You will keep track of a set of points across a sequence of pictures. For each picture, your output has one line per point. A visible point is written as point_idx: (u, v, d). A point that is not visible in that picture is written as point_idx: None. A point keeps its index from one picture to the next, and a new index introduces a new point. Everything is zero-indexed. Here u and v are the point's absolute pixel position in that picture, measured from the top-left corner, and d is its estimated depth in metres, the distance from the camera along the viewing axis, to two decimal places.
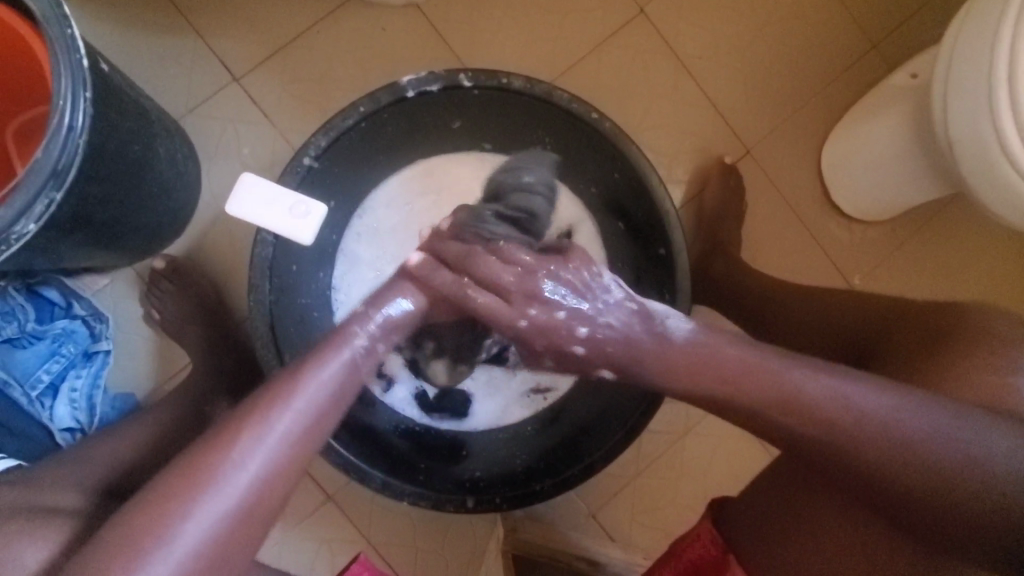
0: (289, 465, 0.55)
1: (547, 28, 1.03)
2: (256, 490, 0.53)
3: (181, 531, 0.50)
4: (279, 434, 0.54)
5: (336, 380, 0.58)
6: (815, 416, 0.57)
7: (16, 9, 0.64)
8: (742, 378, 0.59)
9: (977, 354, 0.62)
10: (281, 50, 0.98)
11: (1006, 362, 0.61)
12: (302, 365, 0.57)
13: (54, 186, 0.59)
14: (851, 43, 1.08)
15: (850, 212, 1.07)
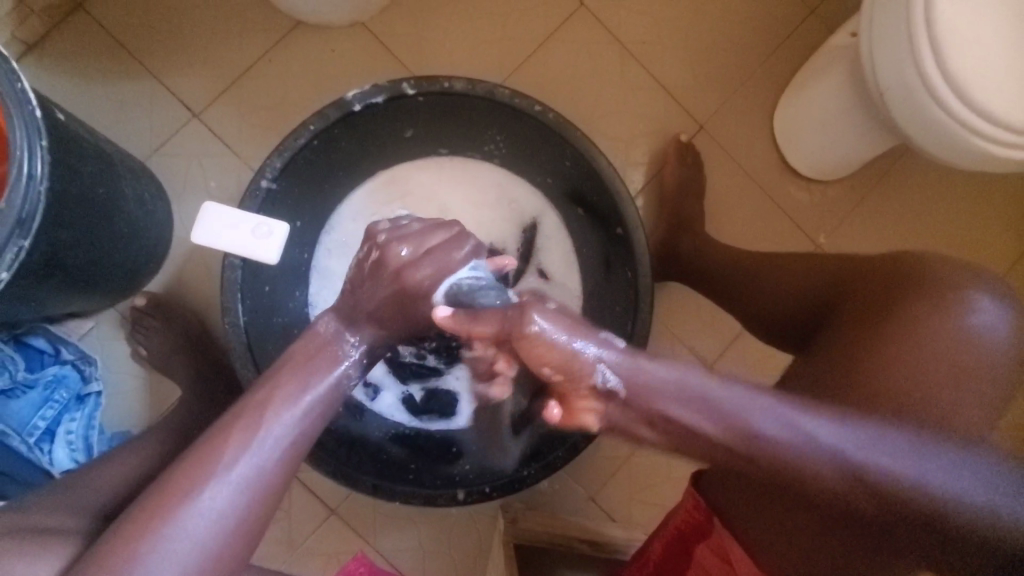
0: (273, 481, 0.55)
1: (491, 30, 1.06)
2: (241, 503, 0.53)
3: (167, 551, 0.50)
4: (261, 455, 0.54)
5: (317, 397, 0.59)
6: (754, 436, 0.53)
7: None
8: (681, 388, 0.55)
9: (931, 296, 0.60)
10: (236, 81, 1.01)
11: (957, 308, 0.59)
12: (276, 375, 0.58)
13: (21, 235, 0.62)
14: (789, 10, 1.11)
15: (809, 173, 1.09)
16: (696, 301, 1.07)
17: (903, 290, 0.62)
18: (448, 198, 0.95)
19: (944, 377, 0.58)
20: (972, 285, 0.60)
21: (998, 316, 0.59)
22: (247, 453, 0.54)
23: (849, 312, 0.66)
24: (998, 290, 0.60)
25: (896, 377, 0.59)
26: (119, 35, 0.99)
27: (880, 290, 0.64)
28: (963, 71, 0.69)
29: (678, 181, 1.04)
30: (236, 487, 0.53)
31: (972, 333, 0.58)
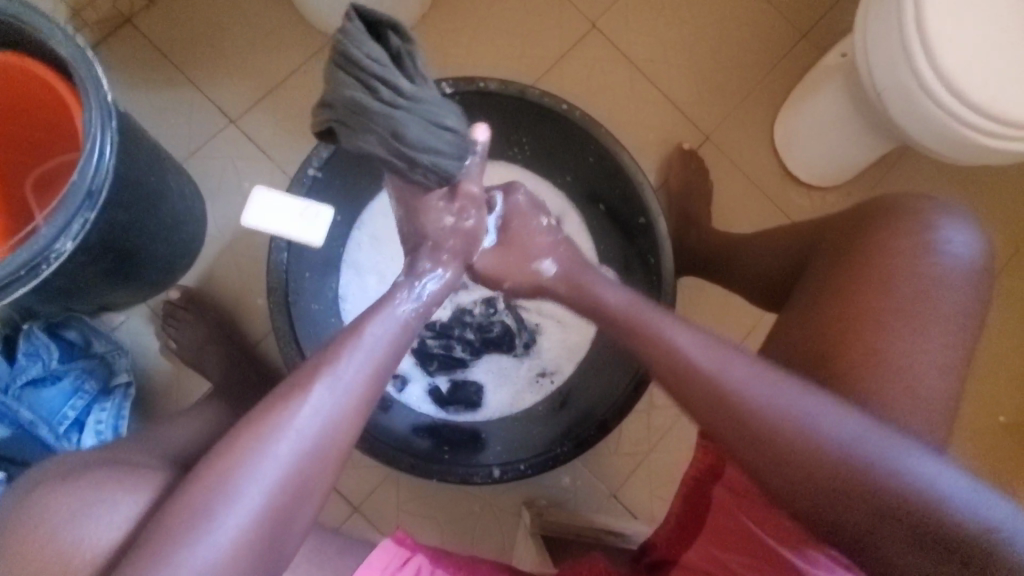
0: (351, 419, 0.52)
1: (512, 49, 1.14)
2: (320, 439, 0.51)
3: (238, 496, 0.47)
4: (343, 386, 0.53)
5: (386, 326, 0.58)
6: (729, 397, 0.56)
7: (63, 76, 0.75)
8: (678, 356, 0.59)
9: (907, 229, 0.67)
10: (272, 91, 1.06)
11: (936, 234, 0.67)
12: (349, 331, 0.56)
13: (88, 207, 0.65)
14: (785, 34, 1.21)
15: (809, 180, 1.17)
16: (711, 299, 1.11)
17: (878, 221, 0.69)
18: None
19: (923, 294, 0.64)
20: (939, 215, 0.68)
21: (966, 239, 0.67)
22: (329, 381, 0.52)
23: (830, 250, 0.72)
24: (961, 215, 0.68)
25: (884, 300, 0.65)
26: (162, 48, 1.05)
27: (853, 229, 0.71)
28: (950, 66, 0.78)
29: (688, 184, 1.10)
30: (319, 422, 0.51)
31: (942, 252, 0.66)
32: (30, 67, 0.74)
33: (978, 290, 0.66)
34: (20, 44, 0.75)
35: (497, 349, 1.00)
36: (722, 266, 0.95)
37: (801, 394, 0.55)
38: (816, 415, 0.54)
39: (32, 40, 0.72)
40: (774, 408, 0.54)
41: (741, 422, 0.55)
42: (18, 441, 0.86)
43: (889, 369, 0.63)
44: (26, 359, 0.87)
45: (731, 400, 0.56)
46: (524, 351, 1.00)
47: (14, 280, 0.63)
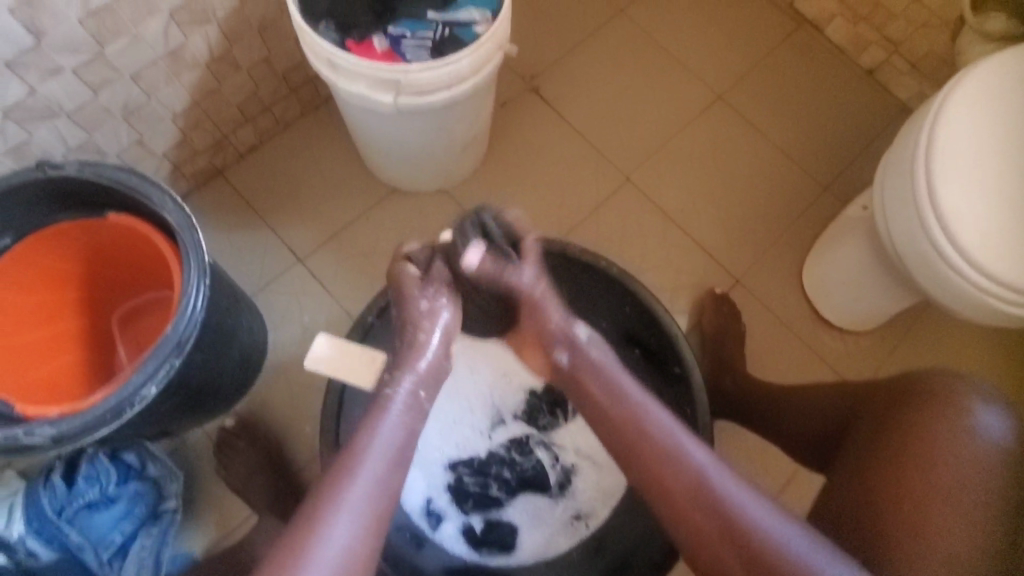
0: (375, 510, 0.63)
1: (552, 198, 1.26)
2: (355, 542, 0.60)
3: None
4: (362, 487, 0.63)
5: (391, 425, 0.67)
6: (700, 496, 0.63)
7: (163, 231, 0.81)
8: (657, 450, 0.66)
9: (944, 406, 0.69)
10: (338, 234, 1.19)
11: (971, 412, 0.68)
12: (358, 438, 0.66)
13: (174, 354, 0.73)
14: (807, 187, 1.31)
15: (840, 324, 1.20)
16: (747, 440, 1.10)
17: (912, 391, 0.72)
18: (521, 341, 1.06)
19: (954, 469, 0.66)
20: (973, 395, 0.70)
21: (1003, 425, 0.68)
22: (348, 491, 0.62)
23: (870, 422, 0.74)
24: (992, 395, 0.70)
25: (914, 469, 0.66)
26: (247, 196, 1.20)
27: (895, 399, 0.73)
28: (966, 237, 0.84)
29: (722, 327, 1.13)
30: (348, 530, 0.60)
31: (980, 433, 0.67)
32: (132, 223, 0.81)
33: (1016, 464, 0.67)
34: (123, 205, 0.82)
35: (533, 490, 1.00)
36: (759, 414, 0.96)
37: (761, 508, 0.63)
38: (771, 528, 0.62)
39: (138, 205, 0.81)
40: (736, 513, 0.62)
41: (732, 547, 0.62)
42: (63, 562, 0.91)
43: (916, 511, 0.64)
44: (85, 482, 0.92)
45: (706, 506, 0.63)
46: (559, 492, 1.00)
47: (99, 422, 0.70)
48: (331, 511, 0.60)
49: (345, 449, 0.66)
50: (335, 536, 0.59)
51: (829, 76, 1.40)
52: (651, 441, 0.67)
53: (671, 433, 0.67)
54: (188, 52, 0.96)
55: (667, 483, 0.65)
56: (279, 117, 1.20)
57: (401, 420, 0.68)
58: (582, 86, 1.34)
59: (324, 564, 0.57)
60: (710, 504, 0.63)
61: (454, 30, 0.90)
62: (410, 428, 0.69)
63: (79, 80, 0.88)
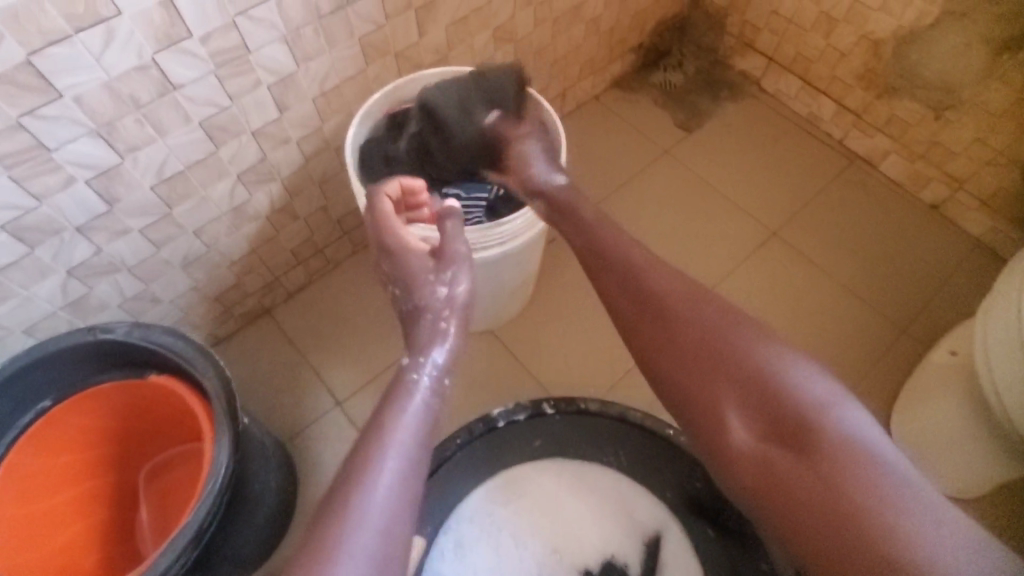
0: (418, 468, 0.58)
1: (603, 339, 1.19)
2: (400, 497, 0.55)
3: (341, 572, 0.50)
4: (400, 445, 0.58)
5: (421, 392, 0.63)
6: (751, 367, 0.61)
7: (199, 395, 0.78)
8: (709, 331, 0.64)
9: None
10: (380, 374, 1.15)
11: None
12: (390, 405, 0.61)
13: (191, 546, 0.67)
14: (882, 329, 1.21)
15: (944, 491, 1.04)
16: None
17: None
18: (574, 508, 0.94)
19: None
20: None
21: None
22: (388, 452, 0.57)
23: None
24: None
25: None
26: (292, 335, 1.19)
27: None
28: None
29: None
30: (388, 489, 0.55)
31: None
32: (170, 387, 0.79)
33: None
34: (164, 366, 0.80)
35: None
36: None
37: (821, 394, 0.58)
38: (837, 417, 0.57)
39: (178, 367, 0.79)
40: (797, 393, 0.58)
41: (765, 424, 0.58)
42: None
43: None
44: None
45: (746, 365, 0.61)
46: None
47: None
48: (373, 468, 0.56)
49: (382, 409, 0.61)
50: (383, 491, 0.55)
51: (889, 212, 1.34)
52: (708, 319, 0.65)
53: (726, 324, 0.65)
54: (250, 206, 1.00)
55: (718, 338, 0.64)
56: (331, 257, 1.22)
57: (429, 399, 0.63)
58: (631, 224, 1.33)
59: (372, 515, 0.53)
60: (764, 377, 0.60)
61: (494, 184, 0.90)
62: (438, 396, 0.64)
63: (144, 239, 0.91)
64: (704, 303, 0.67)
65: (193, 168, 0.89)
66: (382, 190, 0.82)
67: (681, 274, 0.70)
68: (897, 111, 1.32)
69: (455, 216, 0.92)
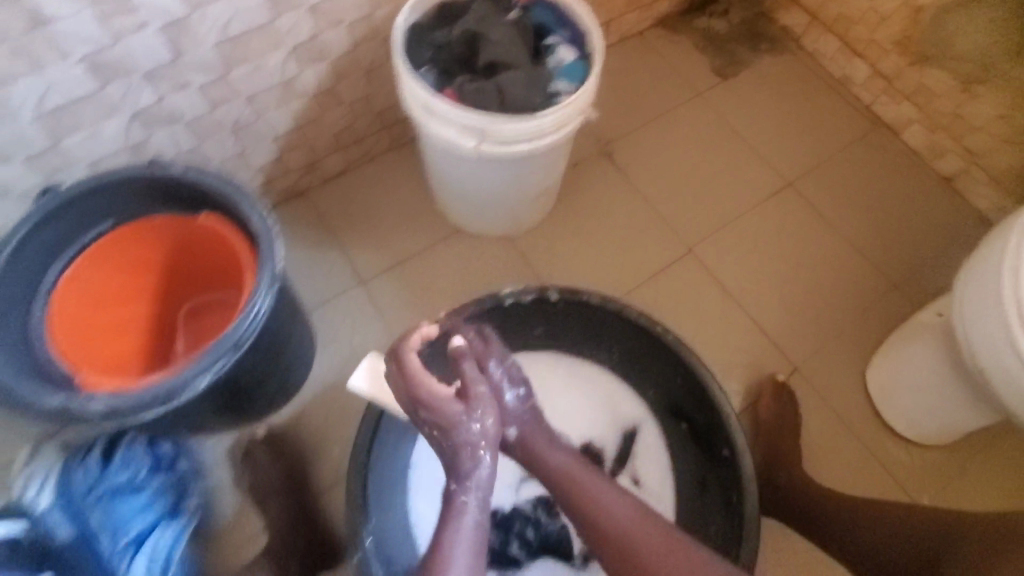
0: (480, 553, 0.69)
1: (611, 260, 1.27)
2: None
3: None
4: (466, 531, 0.69)
5: (473, 491, 0.72)
6: (595, 514, 0.73)
7: (245, 237, 0.86)
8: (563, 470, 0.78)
9: None
10: (401, 263, 1.24)
11: None
12: (448, 521, 0.69)
13: (231, 352, 0.75)
14: (874, 285, 1.26)
15: (905, 434, 1.13)
16: (794, 541, 1.03)
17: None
18: (563, 395, 1.04)
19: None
20: None
21: None
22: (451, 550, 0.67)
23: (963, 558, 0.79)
24: None
25: None
26: (321, 218, 1.27)
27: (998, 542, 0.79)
28: None
29: (779, 419, 1.08)
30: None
31: None
32: (219, 225, 0.87)
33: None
34: (214, 208, 0.88)
35: (553, 554, 0.95)
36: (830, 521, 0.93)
37: (652, 533, 0.70)
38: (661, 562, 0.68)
39: (226, 207, 0.86)
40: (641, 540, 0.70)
41: None
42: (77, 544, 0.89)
43: None
44: (119, 464, 0.95)
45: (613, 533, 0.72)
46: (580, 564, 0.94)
47: (148, 404, 0.72)
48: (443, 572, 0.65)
49: (441, 523, 0.70)
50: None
51: (904, 179, 1.38)
52: (586, 485, 0.76)
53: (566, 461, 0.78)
54: (298, 83, 1.06)
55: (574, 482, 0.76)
56: (365, 151, 1.29)
57: (476, 496, 0.72)
58: (653, 159, 1.38)
59: None
60: (609, 513, 0.73)
61: (541, 75, 0.94)
62: (485, 471, 0.74)
63: (201, 97, 0.98)
64: (591, 480, 0.76)
65: (253, 33, 0.95)
66: (409, 346, 0.78)
67: (567, 450, 0.80)
68: (929, 80, 1.33)
69: (508, 96, 0.93)
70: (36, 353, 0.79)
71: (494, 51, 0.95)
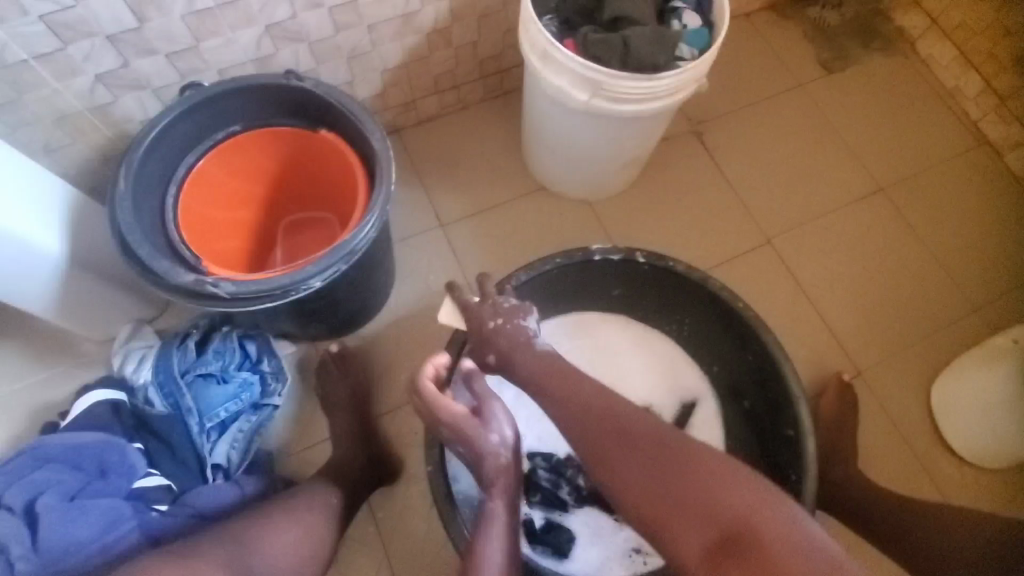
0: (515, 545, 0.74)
1: (687, 239, 1.27)
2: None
3: None
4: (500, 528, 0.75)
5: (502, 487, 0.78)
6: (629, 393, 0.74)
7: (362, 159, 0.90)
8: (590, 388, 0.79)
9: None
10: (482, 210, 1.27)
11: None
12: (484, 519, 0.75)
13: (342, 261, 0.80)
14: (954, 303, 1.24)
15: (962, 454, 1.11)
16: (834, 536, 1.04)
17: None
18: (627, 358, 1.07)
19: None
20: None
21: None
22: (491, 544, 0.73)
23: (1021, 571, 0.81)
24: None
25: None
26: (412, 156, 1.30)
27: None
28: None
29: (836, 417, 1.09)
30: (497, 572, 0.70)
31: None
32: (338, 144, 0.91)
33: None
34: (335, 127, 0.93)
35: (599, 505, 0.99)
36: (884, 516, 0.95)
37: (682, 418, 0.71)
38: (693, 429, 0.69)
39: (346, 126, 0.90)
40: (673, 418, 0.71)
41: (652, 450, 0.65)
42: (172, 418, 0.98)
43: None
44: (213, 355, 1.02)
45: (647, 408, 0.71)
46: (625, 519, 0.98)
47: (267, 295, 0.78)
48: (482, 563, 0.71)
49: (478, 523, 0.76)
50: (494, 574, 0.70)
51: (1003, 202, 1.33)
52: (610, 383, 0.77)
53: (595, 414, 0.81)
54: (418, 19, 1.09)
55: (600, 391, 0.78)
56: (462, 97, 1.31)
57: (507, 493, 0.78)
58: (744, 145, 1.36)
59: None
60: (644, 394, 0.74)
61: (670, 34, 0.94)
62: (508, 462, 0.80)
63: (329, 19, 1.02)
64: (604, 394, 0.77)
65: None
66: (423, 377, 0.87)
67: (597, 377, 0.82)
68: None
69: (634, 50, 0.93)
70: (165, 236, 0.87)
71: (624, 6, 0.96)
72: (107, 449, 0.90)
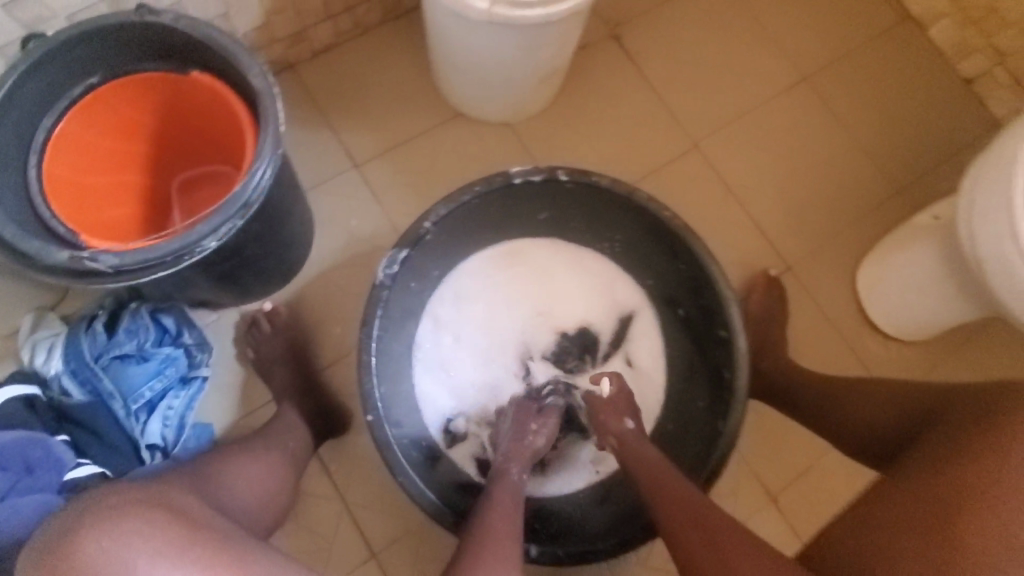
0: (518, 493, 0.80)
1: (615, 152, 1.23)
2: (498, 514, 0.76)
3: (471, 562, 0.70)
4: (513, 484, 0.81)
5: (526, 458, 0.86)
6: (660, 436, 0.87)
7: (245, 100, 0.81)
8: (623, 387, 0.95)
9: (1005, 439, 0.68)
10: (398, 145, 1.19)
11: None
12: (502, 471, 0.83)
13: (239, 215, 0.74)
14: (877, 187, 1.26)
15: (887, 329, 1.18)
16: (773, 422, 1.11)
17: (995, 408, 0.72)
18: (563, 280, 1.05)
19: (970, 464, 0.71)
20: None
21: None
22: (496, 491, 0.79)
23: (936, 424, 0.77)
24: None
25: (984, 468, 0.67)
26: (312, 93, 1.19)
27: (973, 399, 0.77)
28: None
29: (768, 312, 1.12)
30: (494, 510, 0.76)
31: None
32: (214, 84, 0.82)
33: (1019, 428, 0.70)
34: (208, 66, 0.83)
35: None
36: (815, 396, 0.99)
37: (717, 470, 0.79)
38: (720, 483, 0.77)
39: (220, 63, 0.80)
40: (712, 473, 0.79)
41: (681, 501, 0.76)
42: (91, 405, 0.93)
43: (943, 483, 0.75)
44: (125, 334, 0.95)
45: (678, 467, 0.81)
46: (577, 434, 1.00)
47: (159, 263, 0.71)
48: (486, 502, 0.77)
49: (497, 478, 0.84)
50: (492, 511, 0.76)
51: (922, 79, 1.33)
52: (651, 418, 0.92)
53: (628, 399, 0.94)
54: None
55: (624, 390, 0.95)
56: (358, 21, 1.19)
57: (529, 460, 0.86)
58: (666, 46, 1.30)
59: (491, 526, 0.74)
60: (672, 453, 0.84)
61: None
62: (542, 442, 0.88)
63: None
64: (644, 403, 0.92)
65: None
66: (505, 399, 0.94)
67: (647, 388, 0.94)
68: None
69: None
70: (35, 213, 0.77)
71: None
72: (27, 445, 0.84)
